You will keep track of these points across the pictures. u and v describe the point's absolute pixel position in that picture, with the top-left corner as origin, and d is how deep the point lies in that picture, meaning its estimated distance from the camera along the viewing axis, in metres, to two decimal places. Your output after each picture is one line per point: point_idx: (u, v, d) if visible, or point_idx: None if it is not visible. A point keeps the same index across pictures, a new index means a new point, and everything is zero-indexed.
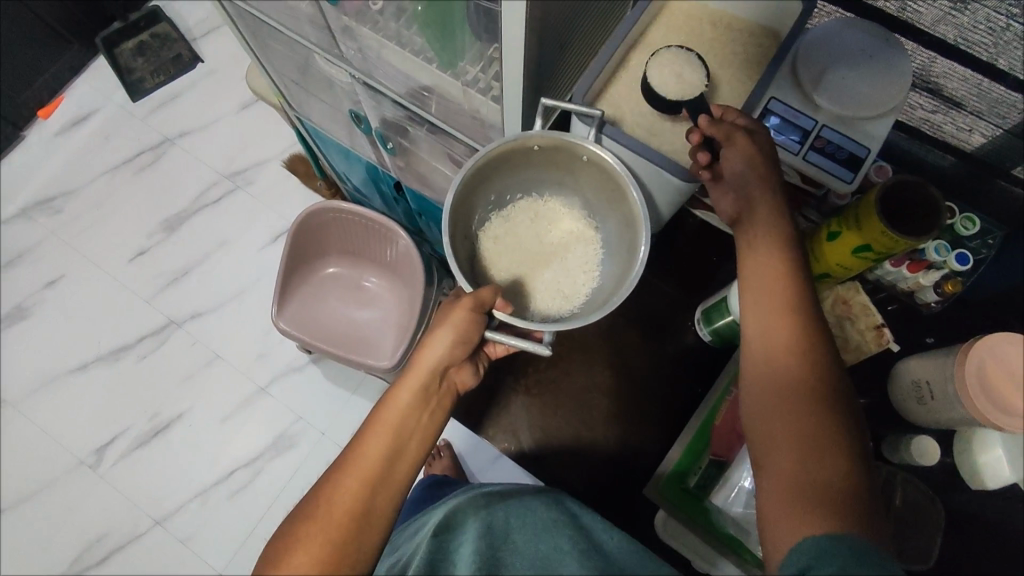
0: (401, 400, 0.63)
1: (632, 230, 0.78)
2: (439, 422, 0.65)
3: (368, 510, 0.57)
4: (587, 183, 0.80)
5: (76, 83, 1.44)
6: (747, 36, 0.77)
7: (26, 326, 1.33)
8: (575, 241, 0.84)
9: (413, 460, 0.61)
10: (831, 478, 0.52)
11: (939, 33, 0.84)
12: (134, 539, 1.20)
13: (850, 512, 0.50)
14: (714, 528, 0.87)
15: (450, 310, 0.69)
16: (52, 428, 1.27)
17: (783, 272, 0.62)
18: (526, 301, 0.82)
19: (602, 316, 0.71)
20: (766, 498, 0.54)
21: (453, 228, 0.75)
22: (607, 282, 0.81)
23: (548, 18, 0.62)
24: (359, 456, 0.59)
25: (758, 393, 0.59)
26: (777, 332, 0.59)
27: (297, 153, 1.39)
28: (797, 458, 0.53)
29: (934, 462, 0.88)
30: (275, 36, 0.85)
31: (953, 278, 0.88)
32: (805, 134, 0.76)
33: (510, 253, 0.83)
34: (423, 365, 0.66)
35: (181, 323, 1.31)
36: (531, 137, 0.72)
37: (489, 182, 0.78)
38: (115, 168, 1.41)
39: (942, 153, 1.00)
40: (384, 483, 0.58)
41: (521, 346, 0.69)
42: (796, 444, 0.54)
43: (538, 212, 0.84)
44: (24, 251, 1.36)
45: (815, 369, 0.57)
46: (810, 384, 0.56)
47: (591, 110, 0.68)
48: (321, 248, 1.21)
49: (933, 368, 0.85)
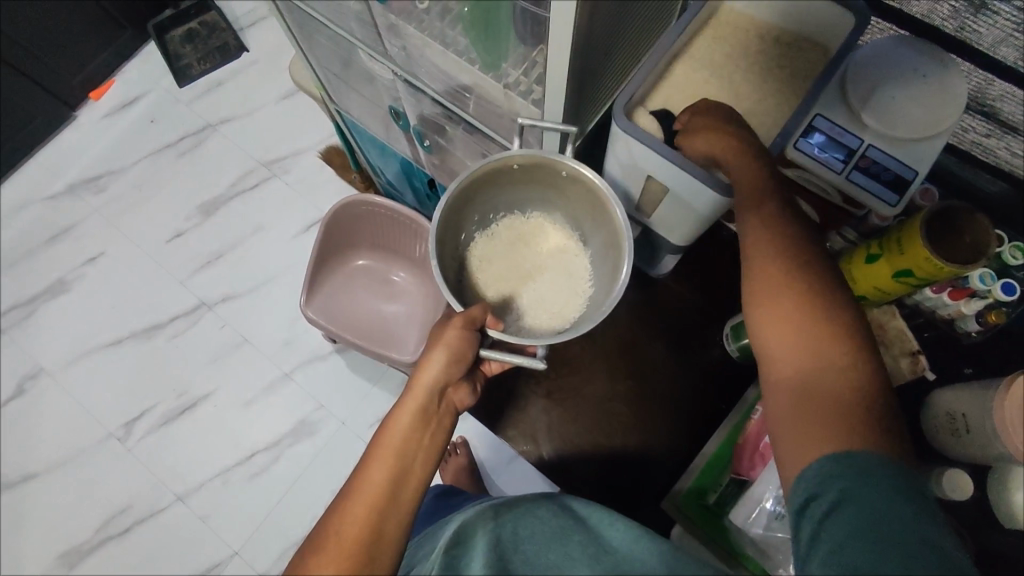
0: (402, 420, 0.60)
1: (615, 245, 0.77)
2: (443, 444, 0.62)
3: (379, 534, 0.53)
4: (571, 199, 0.80)
5: (127, 67, 1.48)
6: (794, 50, 0.76)
7: (66, 299, 1.37)
8: (559, 257, 0.85)
9: (421, 478, 0.58)
10: (851, 414, 0.50)
11: (999, 55, 0.81)
12: (156, 513, 1.23)
13: (864, 408, 0.50)
14: (736, 549, 0.86)
15: (442, 331, 0.68)
16: (85, 400, 1.30)
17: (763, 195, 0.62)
18: (514, 320, 0.81)
19: (593, 324, 0.71)
20: (784, 419, 0.53)
21: (440, 248, 0.75)
22: (597, 293, 0.81)
23: (595, 23, 0.61)
24: (367, 478, 0.56)
25: (766, 333, 0.56)
26: (777, 276, 0.56)
27: (334, 144, 1.41)
28: (825, 407, 0.50)
29: (965, 495, 0.83)
30: (321, 30, 0.86)
31: (997, 308, 0.85)
32: (849, 153, 0.74)
33: (496, 274, 0.83)
34: (421, 384, 0.63)
35: (212, 306, 1.34)
36: (511, 157, 0.72)
37: (473, 204, 0.79)
38: (158, 152, 1.44)
39: (990, 177, 0.96)
40: (393, 504, 0.55)
41: (516, 363, 0.69)
42: (807, 348, 0.53)
43: (521, 231, 0.85)
44: (69, 226, 1.40)
45: (827, 307, 0.54)
46: (824, 324, 0.53)
47: (567, 128, 0.67)
48: (347, 241, 1.22)
49: (970, 401, 0.82)
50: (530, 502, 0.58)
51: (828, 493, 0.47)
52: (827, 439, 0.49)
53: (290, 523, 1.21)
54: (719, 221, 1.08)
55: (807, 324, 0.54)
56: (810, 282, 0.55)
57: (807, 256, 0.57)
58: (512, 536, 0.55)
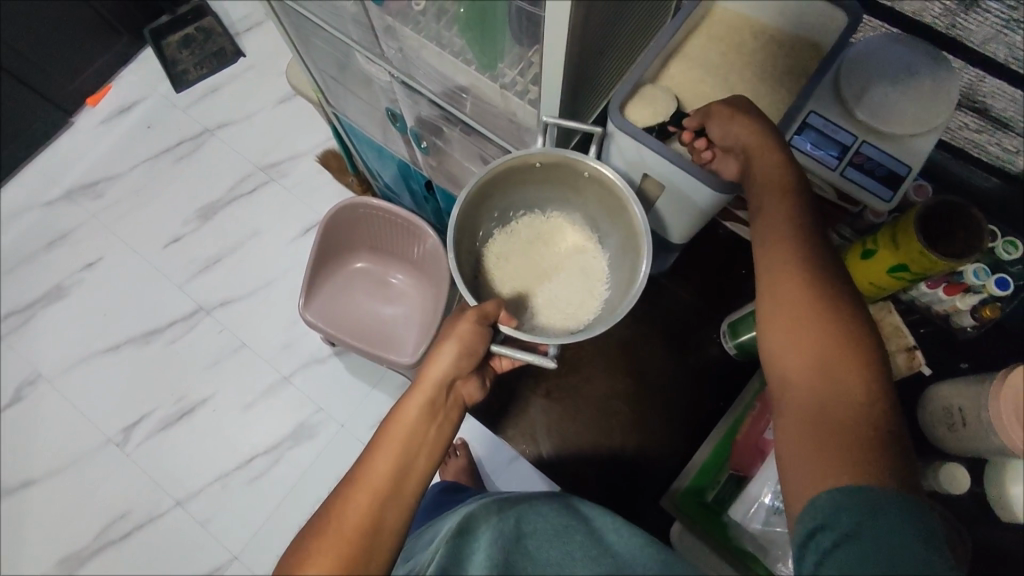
0: (409, 411, 0.60)
1: (633, 245, 0.77)
2: (449, 438, 0.62)
3: (379, 523, 0.54)
4: (591, 199, 0.80)
5: (124, 73, 1.49)
6: (788, 49, 0.76)
7: (64, 305, 1.37)
8: (576, 257, 0.84)
9: (424, 471, 0.58)
10: (854, 423, 0.51)
11: (989, 52, 0.82)
12: (156, 518, 1.23)
13: (872, 435, 0.50)
14: (729, 542, 0.85)
15: (456, 322, 0.68)
16: (83, 406, 1.30)
17: (785, 209, 0.60)
18: (528, 318, 0.81)
19: (605, 328, 0.71)
20: (789, 438, 0.54)
21: (456, 241, 0.75)
22: (613, 296, 0.80)
23: (590, 22, 0.62)
24: (371, 467, 0.56)
25: (774, 338, 0.57)
26: (793, 294, 0.56)
27: (331, 148, 1.41)
28: (833, 431, 0.51)
29: (961, 489, 0.84)
30: (318, 33, 0.86)
31: (992, 303, 0.86)
32: (843, 150, 0.75)
33: (513, 271, 0.83)
34: (430, 376, 0.63)
35: (210, 310, 1.34)
36: (532, 155, 0.73)
37: (492, 199, 0.79)
38: (155, 157, 1.44)
39: (984, 173, 0.97)
40: (395, 495, 0.55)
41: (526, 360, 0.69)
42: (817, 370, 0.53)
43: (540, 230, 0.85)
44: (67, 232, 1.41)
45: (835, 312, 0.54)
46: (832, 330, 0.54)
47: (594, 129, 0.69)
48: (355, 242, 1.23)
49: (966, 394, 0.83)
50: (532, 500, 0.59)
51: (841, 519, 0.47)
52: (834, 465, 0.50)
53: (290, 527, 1.20)
54: (717, 220, 1.08)
55: (818, 340, 0.54)
56: (821, 296, 0.55)
57: (816, 258, 0.57)
58: (516, 531, 0.56)
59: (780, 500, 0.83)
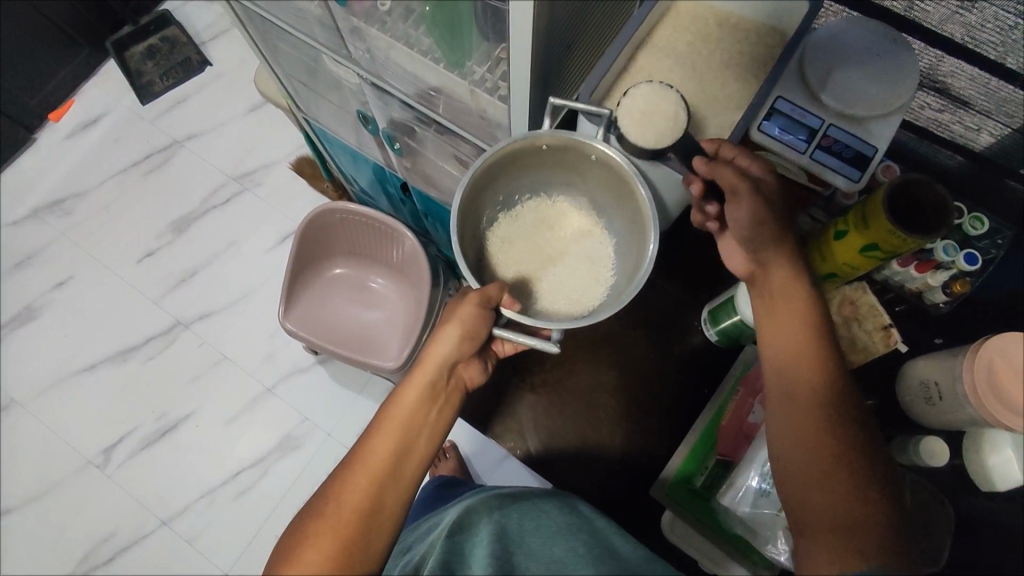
0: (407, 399, 0.61)
1: (640, 227, 0.77)
2: (448, 421, 0.63)
3: (378, 508, 0.55)
4: (596, 182, 0.80)
5: (86, 87, 1.46)
6: (753, 36, 0.77)
7: (35, 326, 1.34)
8: (583, 242, 0.84)
9: (421, 458, 0.59)
10: (852, 491, 0.55)
11: (947, 33, 0.84)
12: (140, 540, 1.21)
13: (867, 497, 0.55)
14: (723, 530, 0.88)
15: (457, 305, 0.66)
16: (60, 428, 1.27)
17: (792, 283, 0.67)
18: (532, 303, 0.81)
19: (609, 314, 0.70)
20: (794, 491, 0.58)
21: (460, 229, 0.75)
22: (618, 282, 0.80)
23: (556, 16, 0.62)
24: (370, 452, 0.57)
25: (779, 408, 0.63)
26: (801, 367, 0.62)
27: (304, 154, 1.40)
28: (830, 491, 0.56)
29: (942, 463, 0.85)
30: (286, 38, 0.86)
31: (962, 279, 0.88)
32: (811, 133, 0.76)
33: (517, 255, 0.82)
34: (431, 360, 0.64)
35: (188, 324, 1.32)
36: (539, 137, 0.72)
37: (496, 182, 0.78)
38: (124, 171, 1.42)
39: (949, 153, 0.99)
40: (393, 478, 0.57)
41: (530, 345, 0.67)
42: (818, 433, 0.59)
43: (545, 214, 0.84)
44: (34, 253, 1.37)
45: (832, 393, 0.60)
46: (824, 411, 0.59)
47: (599, 109, 0.68)
48: (342, 242, 1.21)
49: (943, 370, 0.84)
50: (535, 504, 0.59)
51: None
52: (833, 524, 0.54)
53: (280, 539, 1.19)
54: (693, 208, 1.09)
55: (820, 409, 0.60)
56: (821, 369, 0.62)
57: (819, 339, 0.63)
58: (517, 527, 0.56)
59: (767, 482, 0.82)
